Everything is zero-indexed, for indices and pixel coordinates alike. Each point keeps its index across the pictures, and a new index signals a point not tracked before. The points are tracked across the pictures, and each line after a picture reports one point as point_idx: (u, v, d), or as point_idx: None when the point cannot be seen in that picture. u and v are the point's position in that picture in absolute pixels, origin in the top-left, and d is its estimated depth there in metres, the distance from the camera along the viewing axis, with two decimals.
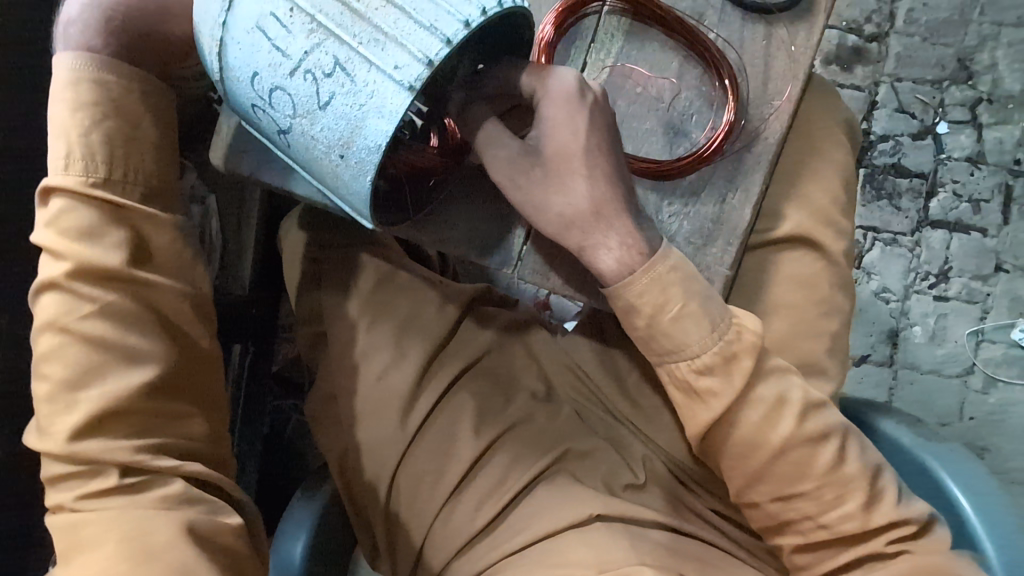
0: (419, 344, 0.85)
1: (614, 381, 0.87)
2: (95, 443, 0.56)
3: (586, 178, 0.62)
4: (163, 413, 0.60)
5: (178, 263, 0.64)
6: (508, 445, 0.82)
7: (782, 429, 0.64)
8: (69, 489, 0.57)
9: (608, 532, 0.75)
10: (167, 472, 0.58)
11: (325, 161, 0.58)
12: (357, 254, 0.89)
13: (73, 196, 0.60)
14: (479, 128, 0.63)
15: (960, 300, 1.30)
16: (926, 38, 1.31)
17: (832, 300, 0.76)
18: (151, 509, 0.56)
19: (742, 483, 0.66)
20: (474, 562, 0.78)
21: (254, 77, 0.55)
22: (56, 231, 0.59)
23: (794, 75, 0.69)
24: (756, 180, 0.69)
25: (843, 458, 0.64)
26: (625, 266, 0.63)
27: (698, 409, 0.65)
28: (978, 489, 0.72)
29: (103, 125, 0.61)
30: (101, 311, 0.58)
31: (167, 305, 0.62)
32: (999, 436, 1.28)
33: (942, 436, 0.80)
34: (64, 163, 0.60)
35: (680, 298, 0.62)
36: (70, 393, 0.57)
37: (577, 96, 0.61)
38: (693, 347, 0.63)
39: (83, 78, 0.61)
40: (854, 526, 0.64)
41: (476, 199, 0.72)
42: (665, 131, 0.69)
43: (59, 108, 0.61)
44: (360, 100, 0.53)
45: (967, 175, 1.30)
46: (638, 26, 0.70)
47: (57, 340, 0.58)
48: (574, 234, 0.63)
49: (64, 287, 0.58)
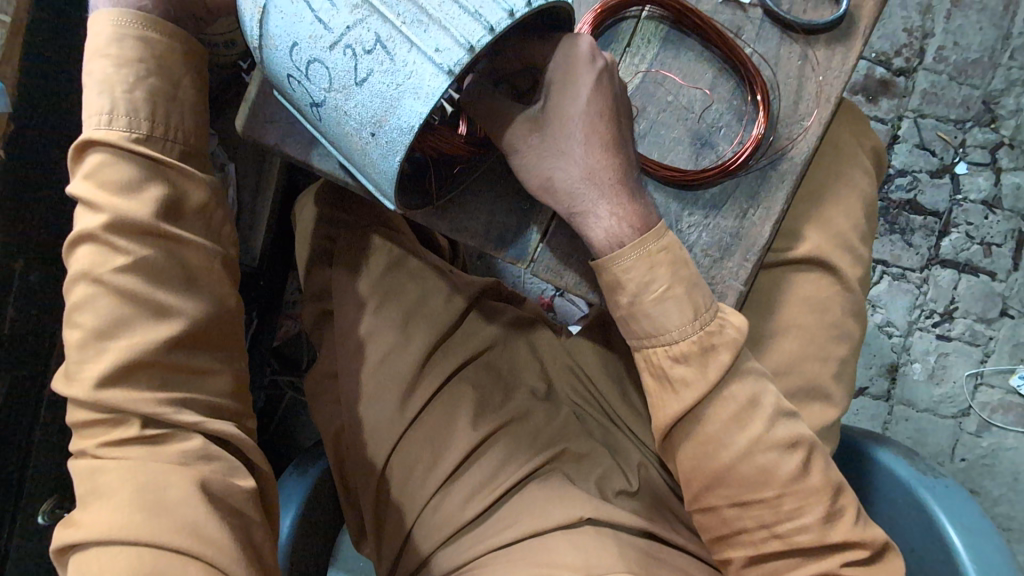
0: (426, 331, 0.85)
1: (615, 388, 0.87)
2: (119, 393, 0.56)
3: (587, 147, 0.63)
4: (185, 367, 0.59)
5: (208, 221, 0.64)
6: (503, 439, 0.82)
7: (749, 432, 0.64)
8: (92, 436, 0.58)
9: (595, 534, 0.75)
10: (188, 427, 0.58)
11: (356, 137, 0.58)
12: (370, 234, 0.89)
13: (114, 150, 0.60)
14: (512, 116, 0.62)
15: (962, 341, 1.30)
16: (954, 77, 1.31)
17: (842, 324, 0.76)
18: (166, 463, 0.56)
19: (702, 484, 0.66)
20: (458, 555, 0.78)
21: (294, 47, 0.56)
22: (95, 183, 0.59)
23: (825, 99, 0.68)
24: (778, 198, 0.69)
25: (808, 468, 0.64)
26: (614, 237, 0.63)
27: (669, 398, 0.65)
28: (972, 526, 0.72)
29: (146, 81, 0.61)
30: (134, 265, 0.58)
31: (199, 264, 0.62)
32: (989, 480, 1.28)
33: (937, 471, 0.79)
34: (107, 117, 0.60)
35: (666, 280, 0.63)
36: (99, 341, 0.57)
37: (585, 60, 0.61)
38: (673, 333, 0.63)
39: (130, 34, 0.61)
40: (809, 538, 0.63)
41: (499, 192, 0.72)
42: (692, 141, 0.69)
43: (99, 63, 0.60)
44: (398, 80, 0.53)
45: (981, 218, 1.30)
46: (675, 33, 0.70)
47: (89, 290, 0.58)
48: (563, 199, 0.64)
49: (98, 238, 0.58)
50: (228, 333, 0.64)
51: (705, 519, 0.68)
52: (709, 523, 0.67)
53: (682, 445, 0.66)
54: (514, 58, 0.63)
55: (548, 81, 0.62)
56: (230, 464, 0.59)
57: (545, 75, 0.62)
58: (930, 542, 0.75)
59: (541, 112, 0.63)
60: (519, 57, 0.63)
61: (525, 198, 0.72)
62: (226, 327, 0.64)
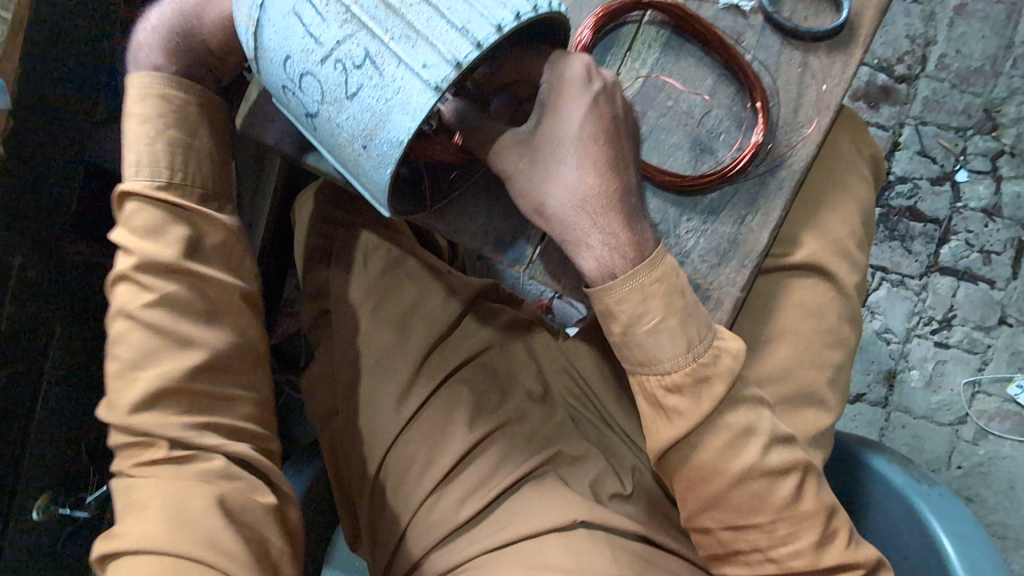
0: (424, 335, 0.85)
1: (611, 391, 0.88)
2: (150, 418, 0.58)
3: (580, 172, 0.62)
4: (215, 394, 0.60)
5: (228, 256, 0.65)
6: (500, 440, 0.82)
7: (742, 459, 0.63)
8: (128, 456, 0.59)
9: (591, 538, 0.75)
10: (211, 448, 0.59)
11: (349, 148, 0.58)
12: (363, 232, 0.90)
13: (143, 198, 0.62)
14: (499, 133, 0.63)
15: (960, 348, 1.30)
16: (956, 85, 1.32)
17: (840, 331, 0.76)
18: (189, 479, 0.57)
19: (696, 506, 0.65)
20: (452, 555, 0.78)
21: (287, 60, 0.56)
22: (128, 229, 0.62)
23: (825, 106, 0.68)
24: (777, 205, 0.69)
25: (801, 493, 0.64)
26: (605, 268, 0.63)
27: (663, 424, 0.65)
28: (965, 535, 0.72)
29: (166, 134, 0.63)
30: (160, 301, 0.60)
31: (226, 296, 0.63)
32: (985, 488, 1.27)
33: (933, 479, 0.79)
34: (135, 167, 0.62)
35: (659, 312, 0.62)
36: (131, 372, 0.59)
37: (579, 86, 0.60)
38: (664, 363, 0.63)
39: (152, 93, 0.63)
40: (804, 564, 0.63)
41: (499, 194, 0.72)
42: (691, 147, 0.70)
43: (127, 123, 0.63)
44: (387, 95, 0.53)
45: (980, 226, 1.30)
46: (676, 38, 0.70)
47: (124, 326, 0.60)
48: (556, 226, 0.63)
49: (130, 277, 0.61)
50: (250, 355, 0.64)
51: (701, 538, 0.68)
52: (705, 542, 0.68)
53: (679, 469, 0.66)
54: (510, 71, 0.63)
55: (542, 103, 0.62)
56: (247, 482, 0.60)
57: (540, 99, 0.62)
58: (924, 548, 0.74)
59: (535, 135, 0.62)
60: (517, 70, 0.63)
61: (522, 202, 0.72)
62: (248, 353, 0.64)
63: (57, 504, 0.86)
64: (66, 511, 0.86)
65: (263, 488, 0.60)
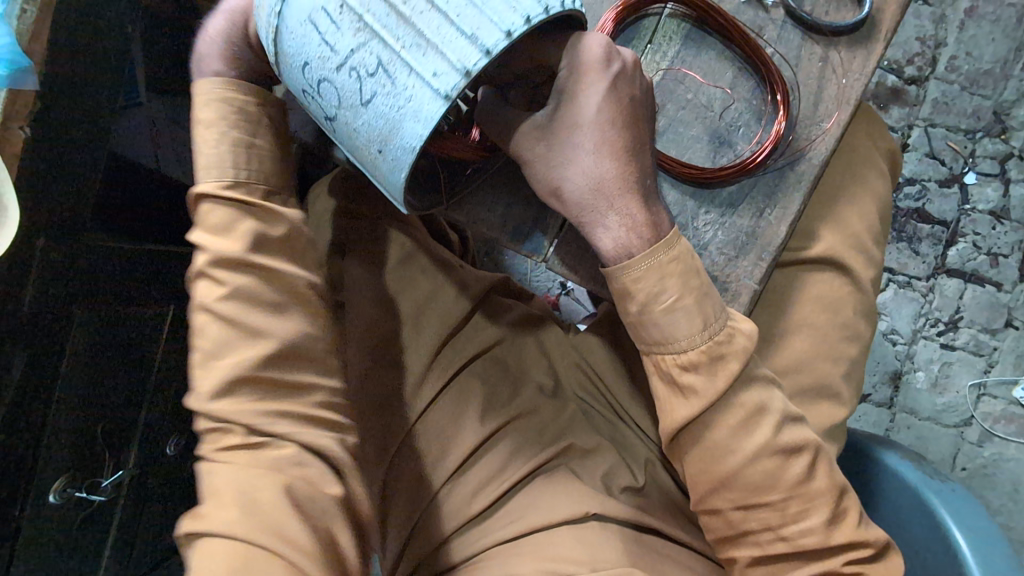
0: (435, 329, 0.85)
1: (623, 383, 0.89)
2: (228, 405, 0.59)
3: (597, 157, 0.62)
4: (287, 381, 0.61)
5: (293, 247, 0.65)
6: (510, 435, 0.82)
7: (756, 437, 0.64)
8: (211, 441, 0.60)
9: (602, 530, 0.76)
10: (285, 436, 0.59)
11: (365, 153, 0.59)
12: (385, 228, 0.90)
13: (214, 199, 0.64)
14: (519, 123, 0.63)
15: (965, 351, 1.30)
16: (965, 87, 1.32)
17: (854, 325, 0.76)
18: (264, 469, 0.57)
19: (708, 486, 0.66)
20: (466, 548, 0.79)
21: (305, 66, 0.57)
22: (203, 230, 0.64)
23: (844, 101, 0.69)
24: (795, 199, 0.69)
25: (813, 472, 0.65)
26: (623, 248, 0.63)
27: (678, 402, 0.65)
28: (977, 531, 0.72)
29: (230, 136, 0.64)
30: (234, 293, 0.61)
31: (291, 286, 0.64)
32: (992, 488, 1.27)
33: (945, 474, 0.80)
34: (204, 171, 0.64)
35: (677, 290, 0.63)
36: (210, 361, 0.60)
37: (596, 67, 0.60)
38: (680, 342, 0.63)
39: (215, 98, 0.65)
40: (814, 541, 0.64)
41: (517, 185, 0.72)
42: (711, 139, 0.70)
43: (196, 129, 0.65)
44: (400, 103, 0.54)
45: (988, 228, 1.31)
46: (697, 31, 0.70)
47: (203, 322, 0.62)
48: (574, 208, 0.64)
49: (208, 275, 0.62)
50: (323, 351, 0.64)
51: (710, 521, 0.68)
52: (714, 525, 0.68)
53: (690, 449, 0.66)
54: (526, 59, 0.62)
55: (559, 89, 0.62)
56: (320, 469, 0.59)
57: (557, 81, 0.62)
58: (934, 546, 0.75)
59: (551, 119, 0.62)
60: (532, 58, 0.62)
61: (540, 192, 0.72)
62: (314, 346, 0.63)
63: (74, 487, 0.84)
64: (83, 494, 0.85)
65: (332, 480, 0.59)
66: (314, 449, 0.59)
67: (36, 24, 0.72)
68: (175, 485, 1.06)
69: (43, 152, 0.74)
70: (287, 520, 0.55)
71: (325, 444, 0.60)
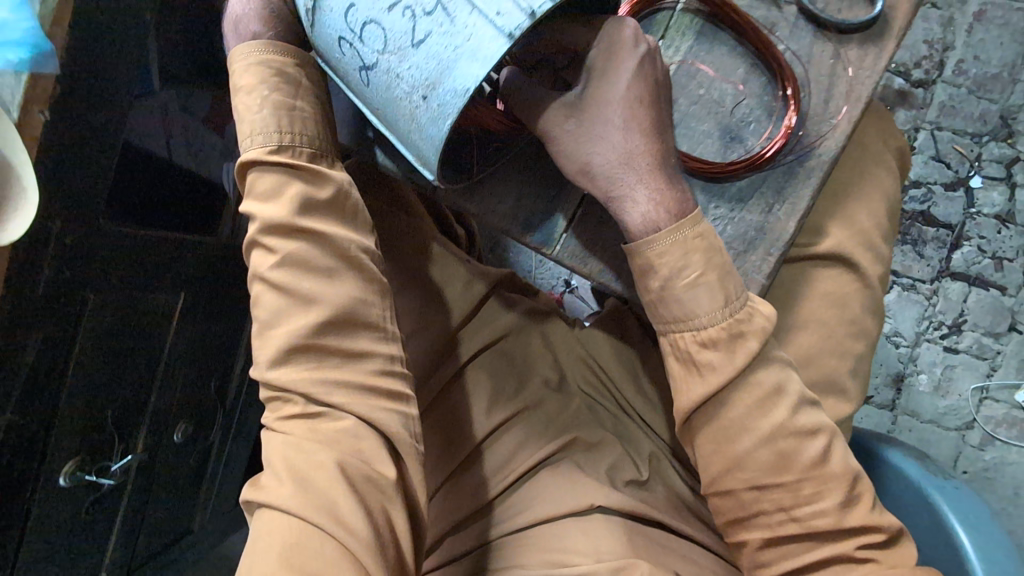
0: (445, 321, 0.86)
1: (629, 377, 0.90)
2: (284, 371, 0.60)
3: (625, 132, 0.64)
4: (344, 349, 0.60)
5: (343, 208, 0.64)
6: (518, 424, 0.83)
7: (774, 416, 0.65)
8: (274, 409, 0.62)
9: (606, 522, 0.76)
10: (341, 408, 0.59)
11: (406, 100, 0.58)
12: (395, 220, 0.90)
13: (263, 166, 0.63)
14: (546, 103, 0.64)
15: (968, 354, 1.30)
16: (972, 91, 1.32)
17: (860, 322, 0.77)
18: (322, 443, 0.58)
19: (721, 467, 0.66)
20: (471, 539, 0.79)
21: (352, 8, 0.58)
22: (254, 197, 0.63)
23: (855, 98, 0.69)
24: (804, 195, 0.70)
25: (828, 454, 0.65)
26: (651, 222, 0.64)
27: (692, 380, 0.66)
28: (978, 527, 0.72)
29: (270, 99, 0.63)
30: (286, 261, 0.61)
31: (342, 250, 0.62)
32: (995, 492, 1.28)
33: (948, 473, 0.80)
34: (249, 137, 0.64)
35: (700, 266, 0.64)
36: (266, 332, 0.61)
37: (627, 45, 0.62)
38: (701, 318, 0.64)
39: (254, 63, 0.65)
40: (827, 523, 0.64)
41: (531, 175, 0.73)
42: (721, 135, 0.70)
43: (238, 97, 0.65)
44: (456, 42, 0.54)
45: (993, 233, 1.31)
46: (710, 27, 0.71)
47: (261, 289, 0.63)
48: (601, 184, 0.65)
49: (260, 243, 0.63)
50: (379, 318, 0.63)
51: (722, 502, 0.68)
52: (725, 507, 0.68)
53: (704, 429, 0.67)
54: (548, 45, 0.65)
55: (589, 68, 0.64)
56: (378, 444, 0.59)
57: (585, 61, 0.64)
58: (939, 545, 0.74)
59: (580, 97, 0.64)
60: (557, 41, 0.65)
61: (552, 184, 0.73)
62: (373, 311, 0.62)
63: (84, 470, 0.84)
64: (93, 477, 0.85)
65: (387, 459, 0.59)
66: (374, 424, 0.59)
67: (59, 7, 0.73)
68: (184, 469, 1.07)
69: (65, 137, 0.74)
70: (341, 493, 0.55)
71: (383, 419, 0.59)
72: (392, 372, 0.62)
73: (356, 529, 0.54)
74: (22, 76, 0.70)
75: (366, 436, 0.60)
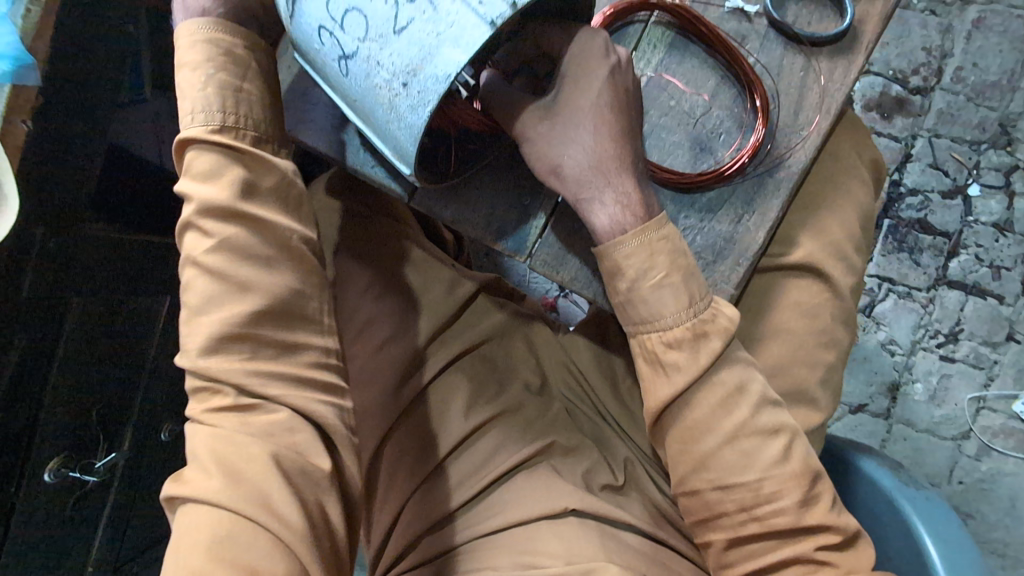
0: (424, 322, 0.87)
1: (608, 385, 0.90)
2: (215, 359, 0.59)
3: (596, 138, 0.64)
4: (279, 341, 0.61)
5: (286, 195, 0.65)
6: (497, 426, 0.83)
7: (736, 416, 0.66)
8: (199, 401, 0.60)
9: (581, 526, 0.77)
10: (275, 400, 0.59)
11: (385, 89, 0.57)
12: (380, 226, 0.92)
13: (202, 145, 0.63)
14: (523, 105, 0.65)
15: (965, 363, 1.30)
16: (971, 98, 1.31)
17: (832, 332, 0.77)
18: (253, 436, 0.58)
19: (688, 467, 0.67)
20: (444, 540, 0.80)
21: None
22: (190, 177, 0.63)
23: (825, 108, 0.70)
24: (774, 205, 0.70)
25: (789, 454, 0.66)
26: (617, 225, 0.65)
27: (660, 381, 0.67)
28: (951, 539, 0.72)
29: (216, 78, 0.63)
30: (222, 246, 0.61)
31: (281, 239, 0.63)
32: (985, 503, 1.27)
33: (923, 484, 0.80)
34: (191, 117, 0.63)
35: (665, 267, 0.65)
36: (197, 317, 0.60)
37: (599, 54, 0.63)
38: (668, 319, 0.65)
39: (202, 39, 0.64)
40: (785, 521, 0.65)
41: (505, 183, 0.73)
42: (692, 146, 0.71)
43: (182, 73, 0.64)
44: (439, 29, 0.53)
45: (991, 241, 1.30)
46: (681, 40, 0.72)
47: (193, 274, 0.62)
48: (572, 185, 0.65)
49: (196, 226, 0.62)
50: (317, 311, 0.64)
51: (689, 502, 0.69)
52: (691, 506, 0.69)
53: (672, 429, 0.68)
54: (531, 39, 0.66)
55: (563, 74, 0.65)
56: (312, 436, 0.60)
57: (560, 66, 0.64)
58: (911, 554, 0.74)
59: (555, 102, 0.65)
60: (537, 41, 0.65)
61: (524, 192, 0.73)
62: (310, 305, 0.64)
63: (69, 467, 0.87)
64: (76, 475, 0.88)
65: (321, 451, 0.60)
66: (307, 415, 0.60)
67: (43, 19, 0.75)
68: (172, 468, 1.09)
69: (45, 144, 0.78)
70: (272, 488, 0.55)
71: (315, 409, 0.60)
72: (324, 363, 0.63)
73: (290, 520, 0.55)
74: (3, 88, 0.71)
75: (300, 427, 0.60)
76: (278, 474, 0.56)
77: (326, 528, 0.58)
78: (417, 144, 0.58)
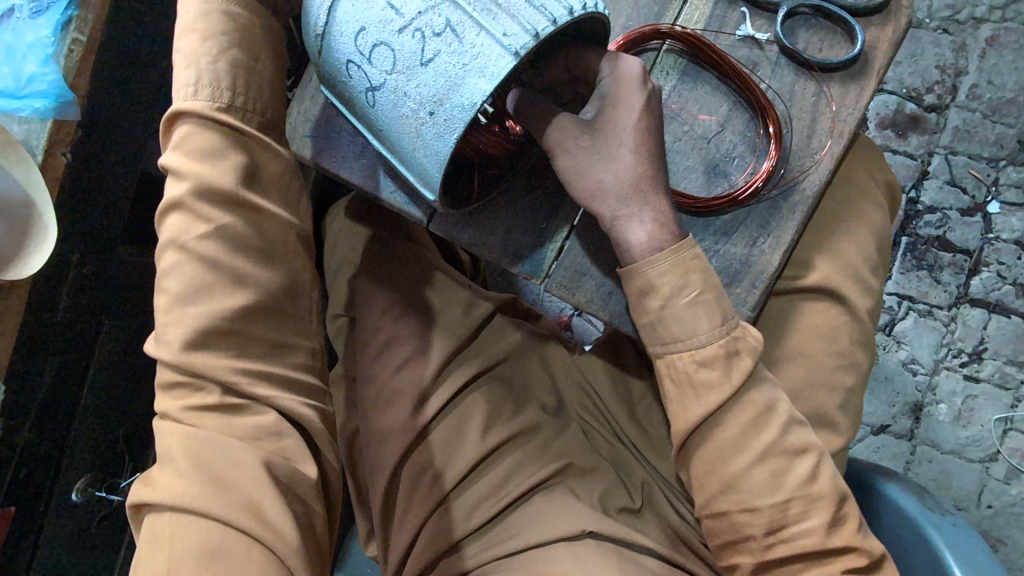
0: (444, 342, 0.88)
1: (624, 405, 0.90)
2: (205, 356, 0.59)
3: (635, 156, 0.65)
4: (272, 342, 0.63)
5: (278, 199, 0.67)
6: (513, 448, 0.84)
7: (766, 435, 0.66)
8: (177, 399, 0.60)
9: (598, 549, 0.76)
10: (263, 401, 0.61)
11: (412, 118, 0.59)
12: (395, 246, 0.94)
13: (201, 121, 0.64)
14: (555, 118, 0.65)
15: (990, 383, 1.27)
16: (987, 115, 1.31)
17: (850, 354, 0.77)
18: (240, 441, 0.58)
19: (717, 487, 0.67)
20: (463, 562, 0.80)
21: (361, 31, 0.59)
22: (184, 152, 0.63)
23: (839, 133, 0.70)
24: (788, 229, 0.71)
25: (817, 474, 0.66)
26: (654, 243, 0.66)
27: (691, 402, 0.67)
28: (980, 568, 0.71)
29: (228, 53, 0.65)
30: (218, 235, 0.61)
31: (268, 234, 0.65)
32: (1017, 529, 1.23)
33: (947, 509, 0.79)
34: (194, 88, 0.64)
35: (700, 285, 0.65)
36: (182, 307, 0.60)
37: (638, 80, 0.64)
38: (702, 335, 0.65)
39: (218, 11, 0.66)
40: (813, 541, 0.64)
41: (521, 208, 0.75)
42: (706, 169, 0.72)
43: (188, 41, 0.65)
44: (464, 60, 0.55)
45: (1014, 258, 1.28)
46: (694, 66, 0.73)
47: (178, 258, 0.61)
48: (608, 204, 0.66)
49: (187, 207, 0.62)
50: (307, 311, 0.68)
51: (712, 525, 0.69)
52: (718, 528, 0.68)
53: (699, 450, 0.68)
54: (560, 67, 0.68)
55: (600, 95, 0.66)
56: (299, 442, 0.62)
57: (598, 88, 0.66)
58: None
59: (593, 121, 0.66)
60: (566, 65, 0.67)
61: (541, 218, 0.75)
62: (299, 306, 0.67)
63: (95, 487, 0.91)
64: (102, 493, 0.92)
65: (307, 458, 0.62)
66: (298, 421, 0.63)
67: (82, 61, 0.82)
68: None
69: (85, 173, 0.84)
70: (261, 495, 0.56)
71: (308, 415, 0.64)
72: (312, 366, 0.67)
73: (283, 533, 0.56)
74: (47, 122, 0.79)
75: (288, 432, 0.62)
76: (270, 478, 0.58)
77: (310, 535, 0.60)
78: (442, 171, 0.60)
